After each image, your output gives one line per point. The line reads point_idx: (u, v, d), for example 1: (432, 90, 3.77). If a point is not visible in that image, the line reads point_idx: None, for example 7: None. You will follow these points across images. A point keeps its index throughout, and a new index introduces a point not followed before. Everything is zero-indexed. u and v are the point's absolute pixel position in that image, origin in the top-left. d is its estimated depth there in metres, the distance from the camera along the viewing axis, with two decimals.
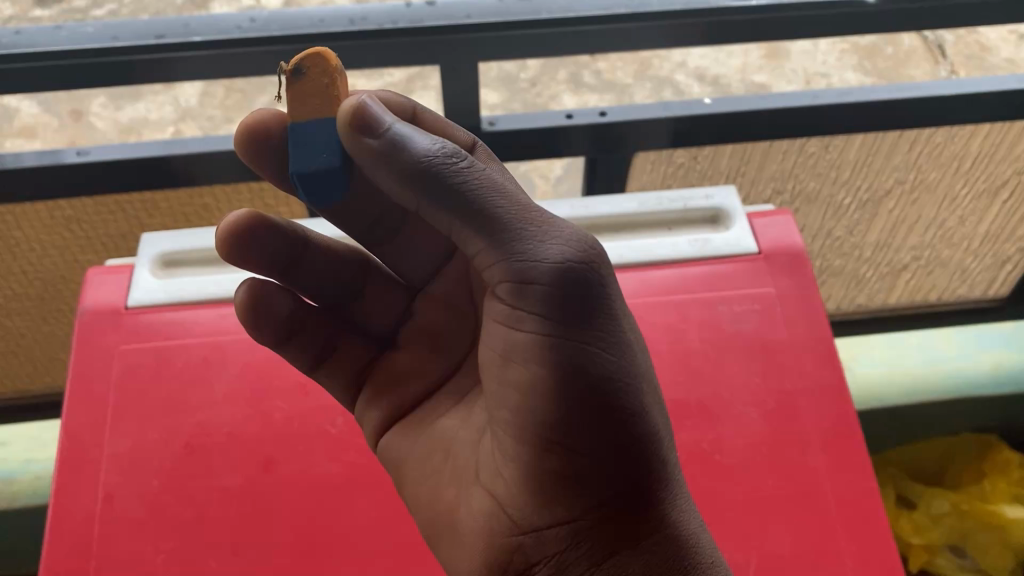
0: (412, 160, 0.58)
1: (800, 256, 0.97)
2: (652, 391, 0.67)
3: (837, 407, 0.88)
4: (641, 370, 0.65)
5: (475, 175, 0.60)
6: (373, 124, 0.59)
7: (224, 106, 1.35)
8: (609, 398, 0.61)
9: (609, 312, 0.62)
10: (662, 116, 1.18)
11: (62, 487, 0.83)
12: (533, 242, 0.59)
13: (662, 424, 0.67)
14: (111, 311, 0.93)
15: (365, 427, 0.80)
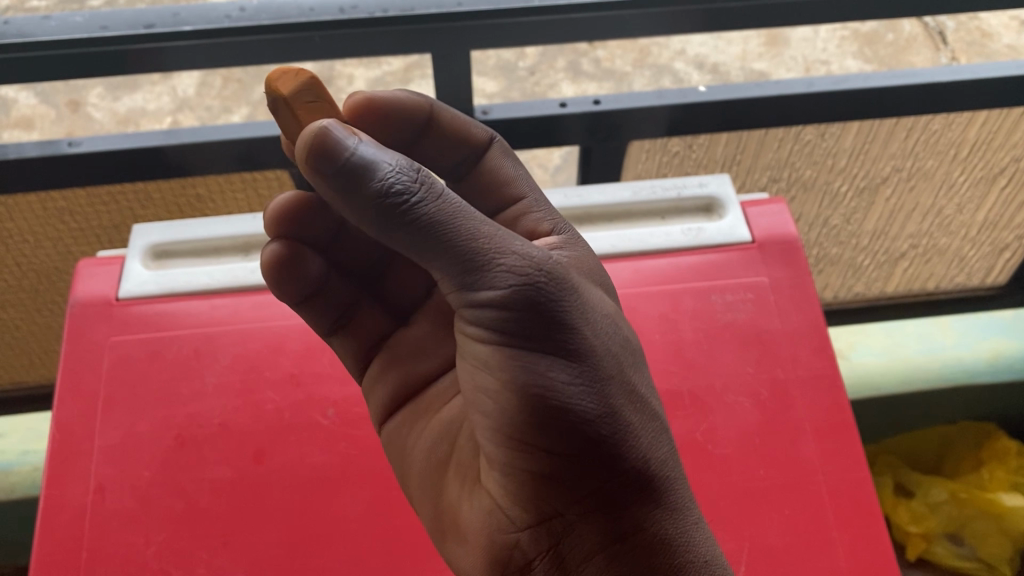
0: (364, 195, 0.57)
1: (794, 245, 0.96)
2: (634, 388, 0.65)
3: (830, 396, 0.87)
4: (616, 371, 0.64)
5: (429, 202, 0.58)
6: (329, 163, 0.56)
7: (221, 96, 1.43)
8: (575, 404, 0.61)
9: (567, 321, 0.61)
10: (657, 104, 1.17)
11: (53, 479, 0.83)
12: (479, 268, 0.59)
13: (646, 422, 0.65)
14: (102, 302, 0.92)
15: (374, 406, 0.80)
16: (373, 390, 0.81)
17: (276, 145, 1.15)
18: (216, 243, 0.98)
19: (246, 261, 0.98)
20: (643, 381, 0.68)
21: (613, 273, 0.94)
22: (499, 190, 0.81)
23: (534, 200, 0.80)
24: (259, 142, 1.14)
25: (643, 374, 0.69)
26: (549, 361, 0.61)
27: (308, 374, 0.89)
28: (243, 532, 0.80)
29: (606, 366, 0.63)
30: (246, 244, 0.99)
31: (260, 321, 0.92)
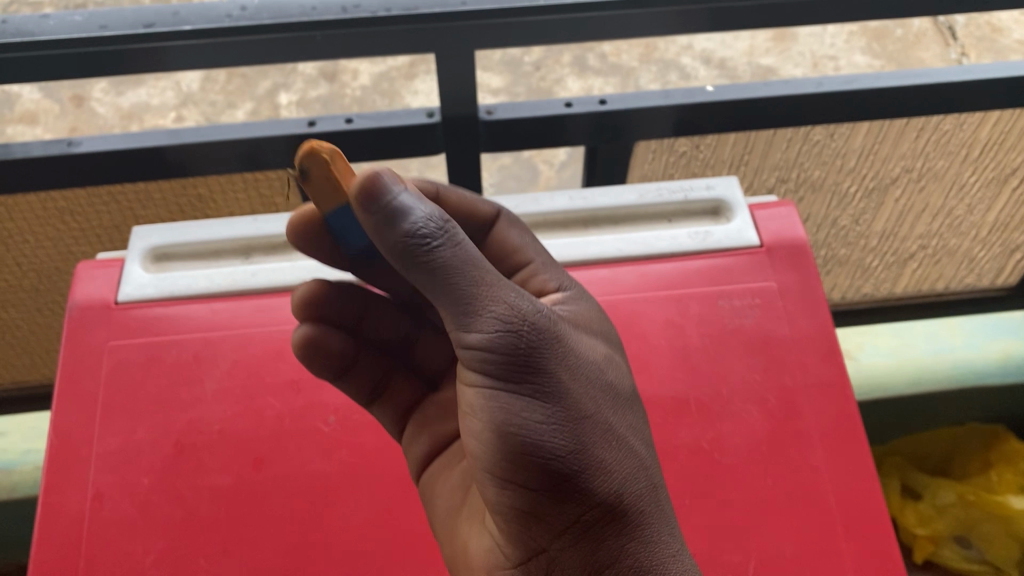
0: (384, 240, 0.57)
1: (803, 249, 0.94)
2: (615, 428, 0.64)
3: (839, 404, 0.86)
4: (595, 411, 0.63)
5: (446, 248, 0.58)
6: (374, 201, 0.56)
7: (228, 91, 1.61)
8: (552, 444, 0.60)
9: (545, 363, 0.61)
10: (664, 104, 1.15)
11: (50, 485, 0.82)
12: (465, 313, 0.59)
13: (627, 460, 0.64)
14: (101, 305, 0.91)
15: (409, 460, 0.80)
16: (408, 445, 0.82)
17: (277, 145, 1.13)
18: (216, 246, 0.97)
19: (247, 265, 0.96)
20: (630, 422, 0.67)
21: (618, 278, 0.93)
22: (505, 259, 0.80)
23: (541, 263, 0.78)
24: (262, 142, 1.13)
25: (630, 415, 0.68)
26: (527, 403, 0.60)
27: (309, 380, 0.88)
28: (242, 540, 0.79)
29: (585, 407, 0.62)
30: (246, 247, 0.97)
31: (260, 326, 0.91)
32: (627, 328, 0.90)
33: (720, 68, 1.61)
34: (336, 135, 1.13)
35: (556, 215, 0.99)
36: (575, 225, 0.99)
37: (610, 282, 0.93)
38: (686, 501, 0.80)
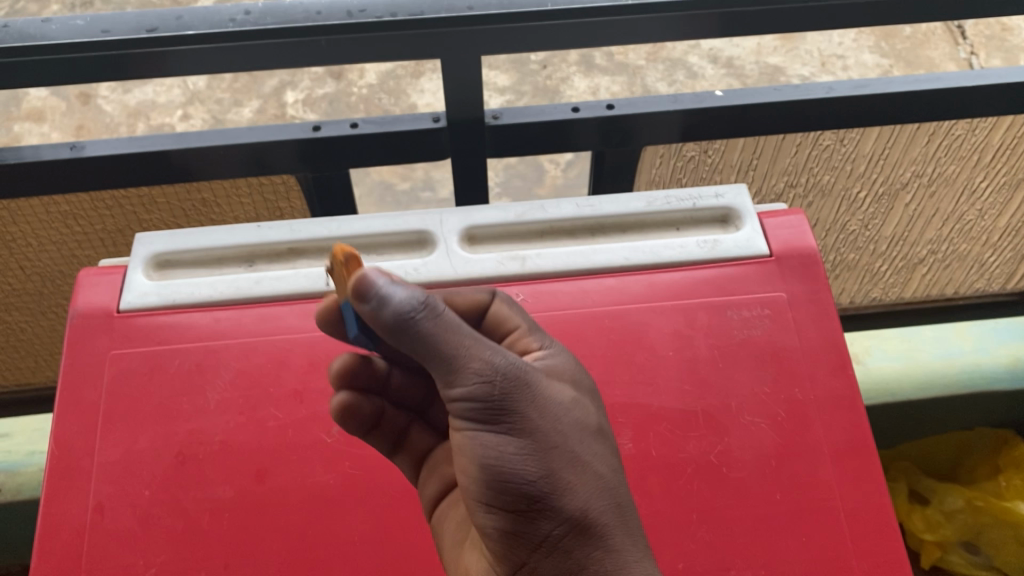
0: (369, 316, 0.62)
1: (814, 258, 0.93)
2: (584, 454, 0.65)
3: (850, 417, 0.85)
4: (565, 439, 0.64)
5: (428, 319, 0.61)
6: (361, 291, 0.61)
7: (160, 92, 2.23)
8: (520, 473, 0.62)
9: (517, 398, 0.63)
10: (671, 109, 1.14)
11: (51, 496, 0.81)
12: (439, 366, 0.63)
13: (594, 484, 0.64)
14: (103, 314, 0.90)
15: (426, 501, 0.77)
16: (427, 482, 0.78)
17: (282, 150, 1.12)
18: (220, 253, 0.96)
19: (251, 272, 0.95)
20: (605, 448, 0.67)
21: (626, 287, 0.92)
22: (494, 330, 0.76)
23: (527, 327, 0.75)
24: (266, 146, 1.12)
25: (607, 441, 0.68)
26: (497, 435, 0.63)
27: (313, 391, 0.86)
28: (245, 553, 0.79)
29: (552, 436, 0.64)
30: (250, 254, 0.96)
31: (263, 335, 0.90)
32: (635, 338, 0.88)
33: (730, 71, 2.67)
34: (341, 140, 1.12)
35: (563, 223, 0.98)
36: (582, 233, 0.98)
37: (618, 291, 0.92)
38: (693, 516, 0.80)
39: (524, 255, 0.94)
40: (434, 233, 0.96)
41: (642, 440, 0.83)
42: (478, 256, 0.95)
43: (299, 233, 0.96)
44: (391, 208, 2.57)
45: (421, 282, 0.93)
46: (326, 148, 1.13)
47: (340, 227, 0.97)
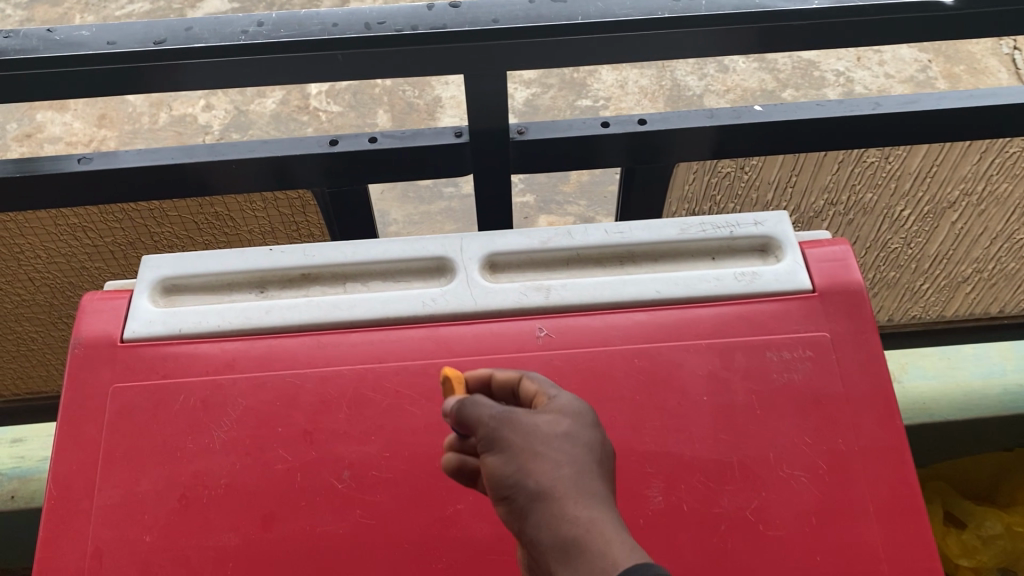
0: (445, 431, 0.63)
1: (859, 294, 0.87)
2: (550, 448, 0.56)
3: (896, 472, 0.79)
4: (527, 437, 0.56)
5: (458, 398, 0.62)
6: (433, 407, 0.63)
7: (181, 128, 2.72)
8: (489, 473, 0.56)
9: (481, 416, 0.58)
10: (707, 124, 1.08)
11: (48, 540, 0.78)
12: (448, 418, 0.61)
13: (558, 466, 0.55)
14: (106, 343, 0.86)
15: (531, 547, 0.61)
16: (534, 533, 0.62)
17: (298, 165, 1.08)
18: (230, 279, 0.91)
19: (262, 299, 0.90)
20: (588, 450, 0.58)
21: (656, 323, 0.86)
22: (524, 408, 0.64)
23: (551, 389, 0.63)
24: (282, 161, 1.07)
25: (595, 446, 0.58)
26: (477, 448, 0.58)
27: (324, 431, 0.82)
28: None
29: (506, 435, 0.57)
30: (261, 280, 0.92)
31: (272, 369, 0.85)
32: (666, 380, 0.83)
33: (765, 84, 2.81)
34: (359, 155, 1.07)
35: (591, 251, 0.92)
36: (610, 262, 0.93)
37: (648, 328, 0.86)
38: None
39: (548, 286, 0.89)
40: (454, 259, 0.91)
41: (674, 492, 0.78)
42: (499, 285, 0.89)
43: (312, 258, 0.91)
44: (413, 204, 2.52)
45: (439, 313, 0.87)
46: (343, 163, 1.08)
47: (356, 252, 0.92)
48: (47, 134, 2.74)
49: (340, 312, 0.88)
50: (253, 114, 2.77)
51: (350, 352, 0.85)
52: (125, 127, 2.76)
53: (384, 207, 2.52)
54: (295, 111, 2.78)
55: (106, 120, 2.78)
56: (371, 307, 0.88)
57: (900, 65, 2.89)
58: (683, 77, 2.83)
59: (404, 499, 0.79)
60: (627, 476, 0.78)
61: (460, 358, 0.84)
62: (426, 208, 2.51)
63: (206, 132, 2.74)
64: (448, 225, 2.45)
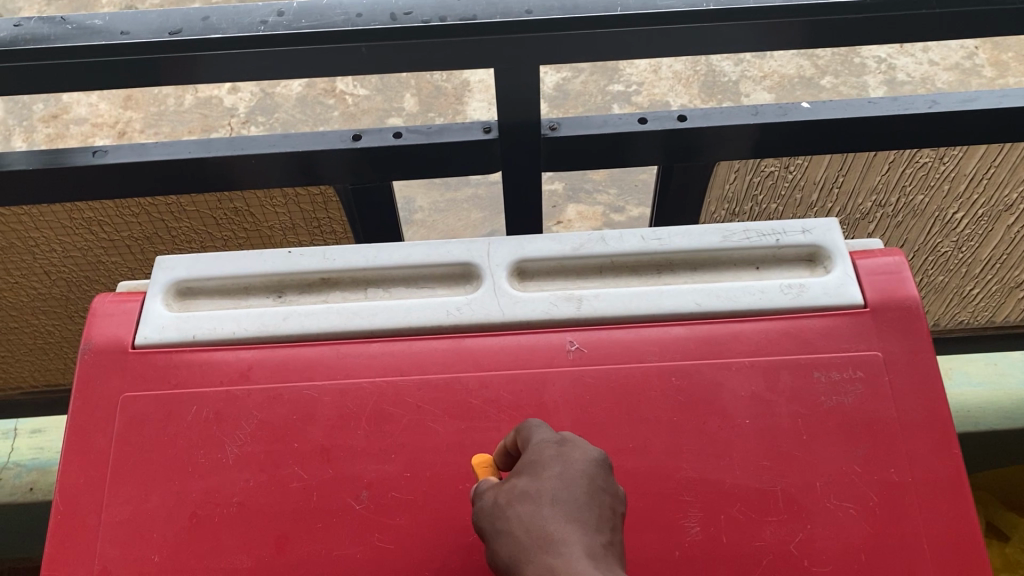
0: None
1: (915, 311, 0.81)
2: (509, 520, 0.63)
3: (953, 506, 0.73)
4: (492, 516, 0.64)
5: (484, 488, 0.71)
6: None
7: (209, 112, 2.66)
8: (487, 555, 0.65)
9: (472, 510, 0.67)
10: (750, 122, 1.02)
11: (54, 557, 0.74)
12: None
13: (512, 536, 0.62)
14: (117, 349, 0.82)
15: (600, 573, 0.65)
16: None
17: (321, 160, 1.03)
18: (247, 282, 0.87)
19: (279, 305, 0.86)
20: (541, 499, 0.63)
21: (696, 338, 0.81)
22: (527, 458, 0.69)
23: (535, 438, 0.68)
24: (303, 156, 1.02)
25: (549, 490, 0.63)
26: None
27: (342, 448, 0.77)
28: None
29: (481, 521, 0.65)
30: (279, 284, 0.87)
31: (288, 381, 0.80)
32: (706, 402, 0.78)
33: (802, 68, 2.73)
34: (383, 151, 1.02)
35: (626, 258, 0.87)
36: (647, 270, 0.87)
37: (687, 343, 0.80)
38: None
39: (580, 295, 0.83)
40: (480, 265, 0.86)
41: (713, 523, 0.73)
42: (528, 294, 0.84)
43: (332, 262, 0.87)
44: (440, 190, 2.47)
45: (465, 323, 0.83)
46: (367, 159, 1.03)
47: (377, 256, 0.87)
48: (72, 115, 2.72)
49: (360, 320, 0.83)
50: (280, 97, 2.73)
51: (370, 363, 0.81)
52: (150, 108, 2.73)
53: (410, 193, 2.47)
54: (322, 95, 2.74)
55: (132, 102, 2.75)
56: (393, 316, 0.83)
57: (945, 51, 2.78)
58: (718, 62, 2.74)
59: (425, 523, 0.74)
60: (662, 504, 0.74)
61: (487, 373, 0.80)
62: (452, 194, 2.46)
63: (231, 116, 2.71)
64: (475, 212, 2.40)
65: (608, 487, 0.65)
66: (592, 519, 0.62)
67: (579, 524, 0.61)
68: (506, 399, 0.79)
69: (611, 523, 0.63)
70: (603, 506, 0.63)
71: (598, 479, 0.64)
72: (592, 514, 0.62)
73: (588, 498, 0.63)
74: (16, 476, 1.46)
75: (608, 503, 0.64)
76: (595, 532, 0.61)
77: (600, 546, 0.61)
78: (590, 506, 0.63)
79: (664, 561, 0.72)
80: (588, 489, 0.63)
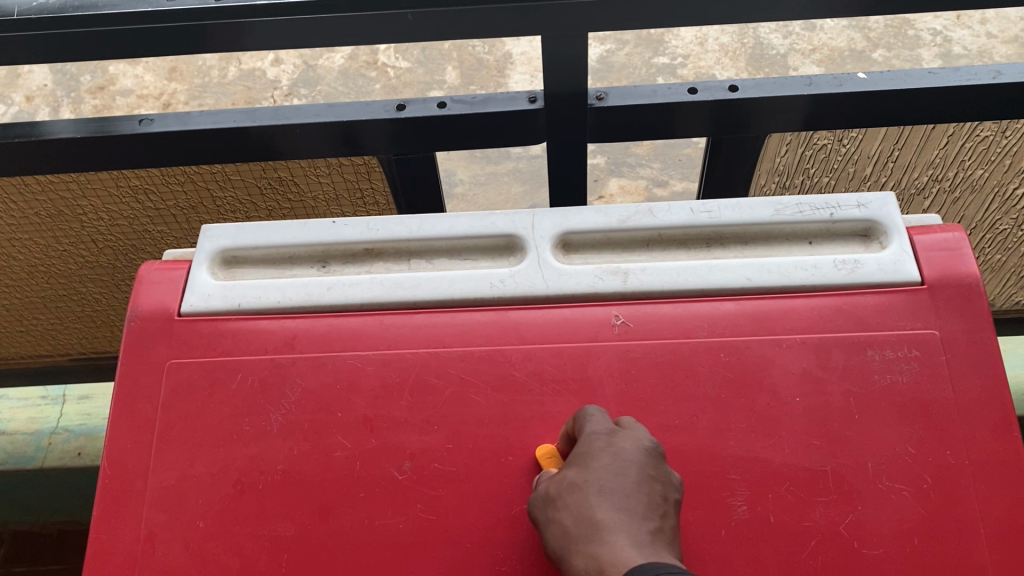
0: None
1: (976, 290, 0.78)
2: (559, 511, 0.64)
3: (1011, 491, 0.71)
4: (545, 508, 0.65)
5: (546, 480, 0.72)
6: None
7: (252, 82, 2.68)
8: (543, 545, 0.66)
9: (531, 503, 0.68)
10: (804, 93, 0.99)
11: (102, 521, 0.75)
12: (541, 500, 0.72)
13: (561, 526, 0.63)
14: (162, 316, 0.82)
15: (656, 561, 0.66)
16: None
17: (365, 130, 1.02)
18: (291, 251, 0.87)
19: (324, 275, 0.86)
20: (589, 490, 0.63)
21: (747, 313, 0.79)
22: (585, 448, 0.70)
23: (590, 430, 0.69)
24: (348, 125, 1.01)
25: (597, 480, 0.64)
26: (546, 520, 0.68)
27: (385, 419, 0.77)
28: None
29: (536, 513, 0.66)
30: (323, 254, 0.87)
31: (332, 350, 0.80)
32: (755, 378, 0.76)
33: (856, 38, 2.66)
34: (428, 120, 1.01)
35: (674, 231, 0.85)
36: (695, 243, 0.85)
37: (737, 319, 0.79)
38: None
39: (626, 269, 0.82)
40: (525, 237, 0.85)
41: (761, 502, 0.71)
42: (573, 267, 0.83)
43: (376, 232, 0.86)
44: (480, 164, 2.46)
45: (509, 296, 0.81)
46: (411, 128, 1.02)
47: (421, 227, 0.86)
48: (118, 87, 2.75)
49: (403, 291, 0.82)
50: (322, 69, 2.73)
51: (413, 334, 0.80)
52: (195, 80, 2.75)
53: (451, 167, 2.46)
54: (364, 67, 2.74)
55: (176, 74, 2.77)
56: (436, 287, 0.82)
57: (1004, 23, 2.70)
58: (766, 35, 2.69)
59: (466, 495, 0.74)
60: (708, 482, 0.72)
61: (531, 346, 0.79)
62: (493, 167, 2.45)
63: (274, 88, 2.71)
64: (515, 186, 2.39)
65: (658, 475, 0.65)
66: (641, 508, 0.62)
67: (627, 513, 0.62)
68: (550, 371, 0.78)
69: (661, 511, 0.63)
70: (653, 495, 0.64)
71: (647, 468, 0.65)
72: (640, 503, 0.63)
73: (637, 488, 0.63)
74: (64, 441, 1.49)
75: (657, 492, 0.64)
76: (643, 519, 0.62)
77: (648, 533, 0.61)
78: (638, 495, 0.63)
79: (709, 539, 0.71)
80: (637, 478, 0.64)
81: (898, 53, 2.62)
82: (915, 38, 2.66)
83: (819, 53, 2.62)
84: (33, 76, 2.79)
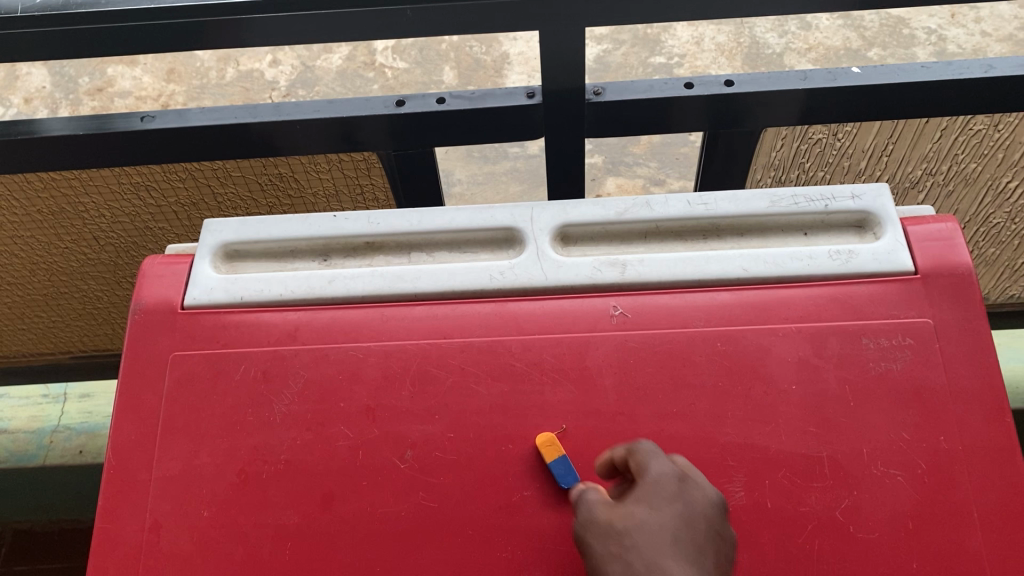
0: None
1: (967, 279, 0.79)
2: (624, 550, 0.61)
3: (1003, 476, 0.72)
4: (607, 543, 0.62)
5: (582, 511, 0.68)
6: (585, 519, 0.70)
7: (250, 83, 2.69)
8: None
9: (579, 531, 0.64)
10: (799, 87, 1.00)
11: (107, 511, 0.76)
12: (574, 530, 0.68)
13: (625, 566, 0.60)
14: (166, 309, 0.83)
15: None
16: None
17: (365, 126, 1.03)
18: (292, 245, 0.88)
19: (324, 268, 0.87)
20: (662, 535, 0.61)
21: (743, 303, 0.80)
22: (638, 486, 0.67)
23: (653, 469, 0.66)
24: (347, 120, 1.02)
25: (671, 527, 0.61)
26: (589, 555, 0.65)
27: (386, 409, 0.78)
28: None
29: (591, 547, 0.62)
30: (324, 248, 0.88)
31: (334, 342, 0.81)
32: (752, 367, 0.77)
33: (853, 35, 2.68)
34: (427, 116, 1.02)
35: (671, 223, 0.86)
36: (692, 235, 0.87)
37: (733, 308, 0.80)
38: None
39: (624, 261, 0.83)
40: (524, 230, 0.86)
41: (758, 489, 0.72)
42: (572, 259, 0.84)
43: (377, 226, 0.87)
44: (478, 163, 2.46)
45: (508, 287, 0.82)
46: (411, 124, 1.03)
47: (421, 220, 0.87)
48: (116, 88, 2.76)
49: (404, 283, 0.83)
50: (320, 70, 2.75)
51: (414, 325, 0.81)
52: (193, 81, 2.76)
53: (449, 166, 2.47)
54: (361, 68, 2.75)
55: (174, 75, 2.78)
56: (436, 279, 0.83)
57: (999, 22, 2.72)
58: (763, 34, 2.70)
59: (466, 483, 0.75)
60: (705, 468, 0.74)
61: (530, 336, 0.80)
62: (490, 167, 2.45)
63: (272, 88, 2.72)
64: (514, 185, 2.40)
65: (722, 533, 0.63)
66: (709, 565, 0.60)
67: (698, 567, 0.59)
68: (549, 361, 0.78)
69: (727, 569, 0.61)
70: (718, 553, 0.61)
71: (715, 524, 0.63)
72: (711, 561, 0.60)
73: (706, 541, 0.61)
74: (65, 439, 1.49)
75: (722, 552, 0.62)
76: None
77: None
78: (708, 551, 0.61)
79: None
80: (707, 534, 0.62)
81: (894, 51, 2.64)
82: (911, 36, 2.67)
83: (815, 51, 2.64)
84: (31, 78, 2.79)
